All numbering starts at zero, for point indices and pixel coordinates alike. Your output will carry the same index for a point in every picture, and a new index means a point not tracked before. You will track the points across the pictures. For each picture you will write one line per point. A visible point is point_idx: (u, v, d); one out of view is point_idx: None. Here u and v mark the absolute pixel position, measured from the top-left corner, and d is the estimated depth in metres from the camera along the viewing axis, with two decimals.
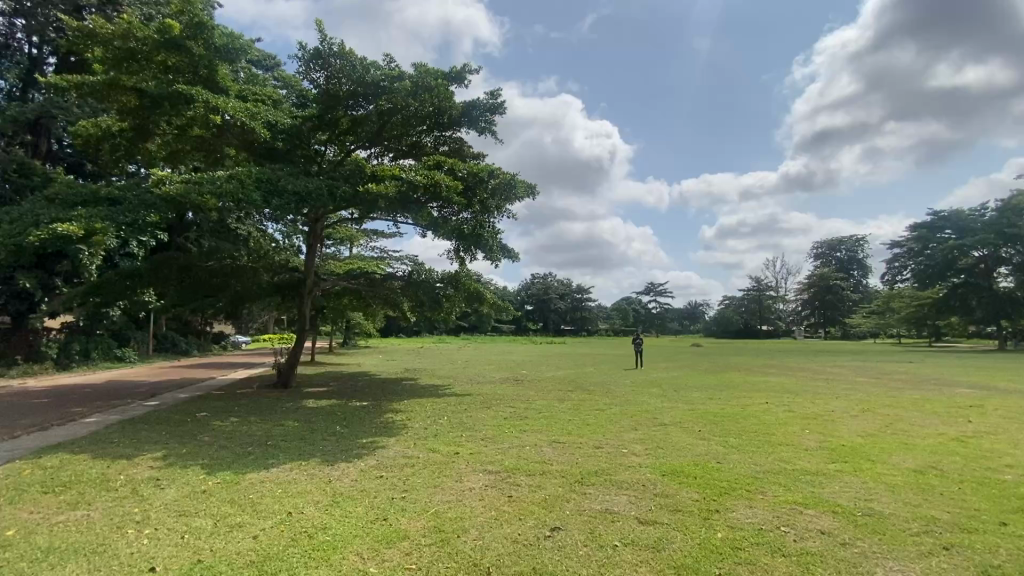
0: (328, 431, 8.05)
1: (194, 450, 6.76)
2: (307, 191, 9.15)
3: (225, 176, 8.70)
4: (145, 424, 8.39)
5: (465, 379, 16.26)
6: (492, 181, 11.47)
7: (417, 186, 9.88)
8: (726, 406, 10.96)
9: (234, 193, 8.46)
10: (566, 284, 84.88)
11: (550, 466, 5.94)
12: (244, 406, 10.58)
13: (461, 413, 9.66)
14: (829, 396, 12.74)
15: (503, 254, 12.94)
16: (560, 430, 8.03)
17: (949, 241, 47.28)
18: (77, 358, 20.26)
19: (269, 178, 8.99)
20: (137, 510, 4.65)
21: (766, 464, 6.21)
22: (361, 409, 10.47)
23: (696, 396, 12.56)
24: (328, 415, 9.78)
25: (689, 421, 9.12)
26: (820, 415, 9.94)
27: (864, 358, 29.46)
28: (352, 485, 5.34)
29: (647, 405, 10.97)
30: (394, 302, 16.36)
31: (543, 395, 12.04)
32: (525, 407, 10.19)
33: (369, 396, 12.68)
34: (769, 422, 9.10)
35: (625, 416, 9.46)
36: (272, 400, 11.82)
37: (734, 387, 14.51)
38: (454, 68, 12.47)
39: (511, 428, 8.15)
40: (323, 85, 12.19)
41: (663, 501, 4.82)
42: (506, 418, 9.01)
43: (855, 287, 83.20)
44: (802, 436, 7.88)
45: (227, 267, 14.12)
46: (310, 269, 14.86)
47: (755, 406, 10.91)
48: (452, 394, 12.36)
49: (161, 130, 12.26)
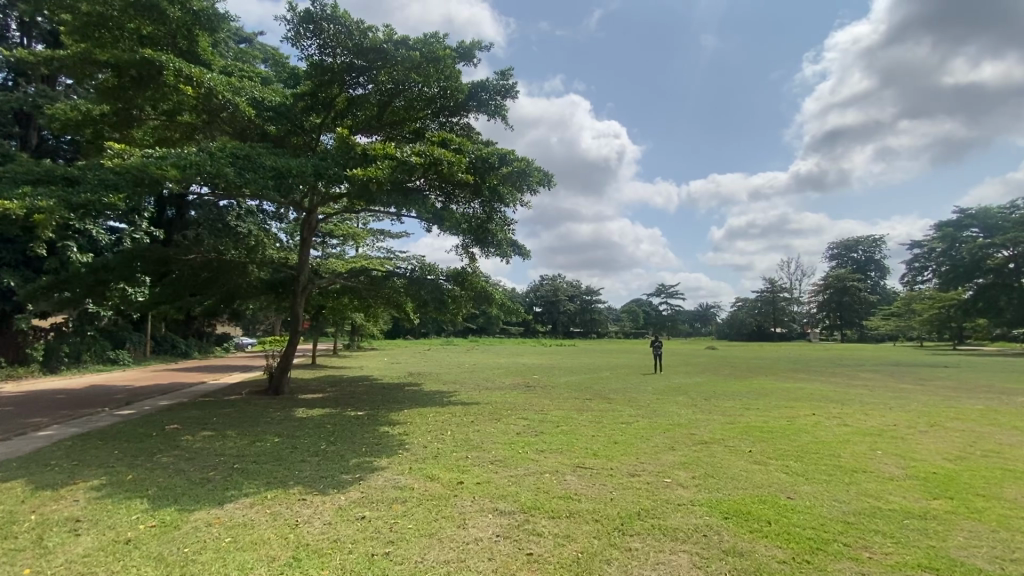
0: (312, 451, 6.84)
1: (145, 475, 5.63)
2: (289, 171, 7.97)
3: (194, 150, 7.67)
4: (100, 440, 7.22)
5: (472, 385, 15.04)
6: (503, 163, 10.02)
7: (415, 162, 8.59)
8: (768, 419, 9.63)
9: (201, 168, 7.35)
10: (576, 286, 83.51)
11: (578, 504, 4.68)
12: (224, 417, 9.39)
13: (467, 427, 8.42)
14: (881, 406, 11.34)
15: (515, 250, 11.74)
16: (583, 450, 6.80)
17: (977, 241, 45.25)
18: (66, 361, 19.26)
19: (247, 157, 7.94)
20: (27, 571, 3.46)
21: (852, 503, 4.90)
22: (354, 421, 9.23)
23: (730, 406, 11.27)
24: (316, 428, 8.57)
25: (733, 438, 7.83)
26: (883, 431, 8.57)
27: (892, 362, 27.87)
28: (323, 533, 4.10)
29: (679, 416, 9.71)
30: (397, 302, 15.22)
31: (559, 405, 10.75)
32: (540, 420, 8.97)
33: (366, 404, 11.49)
34: (826, 440, 7.77)
35: (657, 431, 8.21)
36: (257, 408, 10.70)
37: (767, 395, 13.15)
38: (463, 43, 11.22)
39: (526, 447, 6.91)
40: (316, 54, 10.87)
41: (740, 564, 3.55)
42: (519, 434, 7.77)
43: (872, 289, 80.90)
44: (878, 460, 6.55)
45: (212, 262, 12.91)
46: (303, 265, 13.69)
47: (802, 419, 9.55)
48: (457, 403, 11.16)
49: (145, 117, 11.27)
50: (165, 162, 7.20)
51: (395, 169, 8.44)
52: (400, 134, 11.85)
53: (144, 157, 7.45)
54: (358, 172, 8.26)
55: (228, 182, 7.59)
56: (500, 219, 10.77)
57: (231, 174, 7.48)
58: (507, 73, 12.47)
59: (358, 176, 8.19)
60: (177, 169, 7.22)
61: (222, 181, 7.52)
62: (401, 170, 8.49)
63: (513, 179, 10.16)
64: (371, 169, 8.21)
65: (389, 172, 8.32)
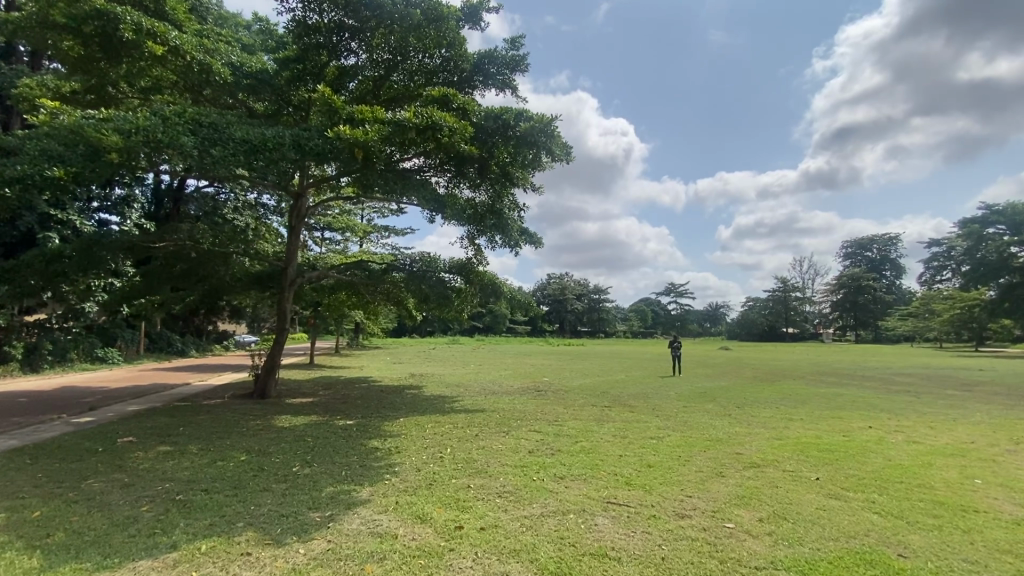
0: (279, 475, 5.61)
1: (57, 511, 4.43)
2: (260, 139, 6.77)
3: (146, 113, 6.48)
4: (28, 457, 6.04)
5: (477, 389, 13.80)
6: (517, 135, 8.21)
7: (409, 125, 7.15)
8: (820, 434, 8.31)
9: (151, 136, 6.13)
10: (583, 284, 82.13)
11: (621, 570, 3.42)
12: (192, 427, 8.18)
13: (472, 441, 7.20)
14: (943, 418, 9.96)
15: (525, 240, 10.50)
16: (613, 476, 5.56)
17: (1004, 240, 43.26)
18: (49, 359, 18.22)
19: (212, 124, 6.78)
20: None
21: (990, 569, 3.63)
22: (341, 433, 8.01)
23: (768, 416, 9.97)
24: (296, 441, 7.36)
25: (790, 460, 6.54)
26: (963, 451, 7.24)
27: (921, 366, 26.45)
28: None
29: (715, 429, 8.43)
30: (397, 298, 14.02)
31: (575, 414, 9.47)
32: (556, 433, 7.73)
33: (358, 411, 10.27)
34: (902, 463, 6.50)
35: (695, 449, 6.97)
36: (236, 416, 9.49)
37: (805, 402, 11.83)
38: (467, 3, 9.94)
39: (542, 471, 5.67)
40: (300, 16, 9.63)
41: None
42: (532, 452, 6.53)
43: (888, 288, 78.37)
44: (984, 496, 5.27)
45: (190, 252, 11.70)
46: (291, 256, 12.45)
47: (860, 434, 8.23)
48: (461, 411, 9.96)
49: (123, 100, 10.20)
50: (108, 126, 6.04)
51: (390, 130, 7.07)
52: (391, 97, 10.27)
53: (89, 121, 6.32)
54: (342, 141, 6.87)
55: (184, 154, 6.33)
56: (510, 201, 9.51)
57: (188, 143, 6.22)
58: (518, 43, 11.15)
59: (349, 138, 6.76)
60: (121, 136, 6.02)
61: (178, 151, 6.27)
62: (394, 134, 7.13)
63: (527, 153, 8.40)
64: (360, 131, 6.80)
65: (382, 137, 6.94)
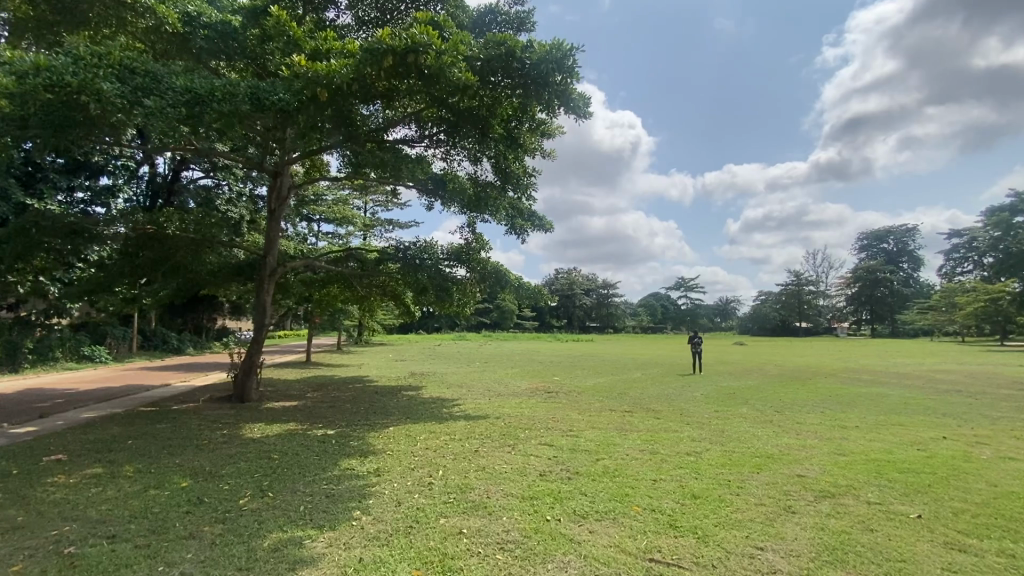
0: (219, 512, 4.34)
1: None
2: (203, 87, 5.50)
3: (58, 56, 5.27)
4: None
5: (481, 391, 12.48)
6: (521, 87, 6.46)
7: (383, 52, 5.63)
8: (891, 447, 6.88)
9: (57, 79, 4.93)
10: (591, 279, 80.77)
11: None
12: (144, 440, 6.93)
13: (469, 460, 5.90)
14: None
15: (535, 221, 9.14)
16: (650, 514, 4.24)
17: None
18: (30, 359, 17.18)
19: (146, 69, 5.54)
20: None
21: None
22: (316, 447, 6.74)
23: (818, 423, 8.56)
24: (261, 459, 6.11)
25: (869, 486, 5.17)
26: None
27: (958, 364, 24.55)
28: None
29: (760, 441, 7.08)
30: (393, 290, 12.79)
31: (592, 423, 8.13)
32: (571, 448, 6.40)
33: (344, 417, 9.02)
34: (1014, 490, 5.12)
35: (745, 470, 5.63)
36: (202, 424, 8.26)
37: (853, 406, 10.37)
38: None
39: (559, 507, 4.33)
40: None
41: None
42: (544, 476, 5.23)
43: (906, 281, 75.61)
44: None
45: (159, 239, 10.48)
46: (273, 243, 11.19)
47: (940, 449, 6.79)
48: (460, 418, 8.67)
49: None
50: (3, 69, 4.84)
51: (360, 62, 5.67)
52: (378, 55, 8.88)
53: None
54: (301, 77, 5.82)
55: (103, 103, 5.09)
56: (517, 166, 8.20)
57: (106, 88, 4.97)
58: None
59: (309, 72, 5.67)
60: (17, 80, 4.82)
61: (94, 99, 5.04)
62: (365, 66, 5.68)
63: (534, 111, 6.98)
64: (322, 69, 5.65)
65: (350, 75, 5.70)
